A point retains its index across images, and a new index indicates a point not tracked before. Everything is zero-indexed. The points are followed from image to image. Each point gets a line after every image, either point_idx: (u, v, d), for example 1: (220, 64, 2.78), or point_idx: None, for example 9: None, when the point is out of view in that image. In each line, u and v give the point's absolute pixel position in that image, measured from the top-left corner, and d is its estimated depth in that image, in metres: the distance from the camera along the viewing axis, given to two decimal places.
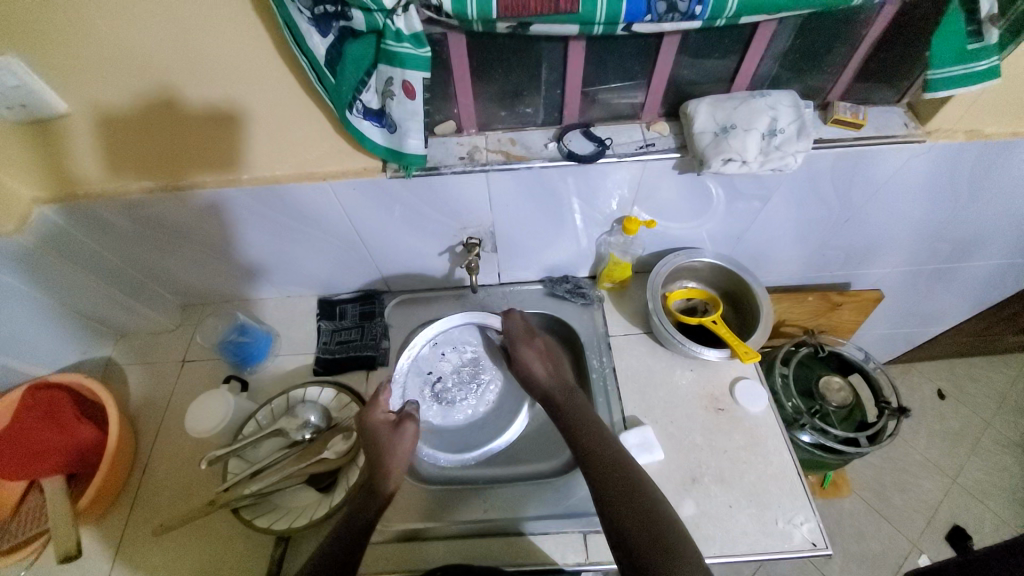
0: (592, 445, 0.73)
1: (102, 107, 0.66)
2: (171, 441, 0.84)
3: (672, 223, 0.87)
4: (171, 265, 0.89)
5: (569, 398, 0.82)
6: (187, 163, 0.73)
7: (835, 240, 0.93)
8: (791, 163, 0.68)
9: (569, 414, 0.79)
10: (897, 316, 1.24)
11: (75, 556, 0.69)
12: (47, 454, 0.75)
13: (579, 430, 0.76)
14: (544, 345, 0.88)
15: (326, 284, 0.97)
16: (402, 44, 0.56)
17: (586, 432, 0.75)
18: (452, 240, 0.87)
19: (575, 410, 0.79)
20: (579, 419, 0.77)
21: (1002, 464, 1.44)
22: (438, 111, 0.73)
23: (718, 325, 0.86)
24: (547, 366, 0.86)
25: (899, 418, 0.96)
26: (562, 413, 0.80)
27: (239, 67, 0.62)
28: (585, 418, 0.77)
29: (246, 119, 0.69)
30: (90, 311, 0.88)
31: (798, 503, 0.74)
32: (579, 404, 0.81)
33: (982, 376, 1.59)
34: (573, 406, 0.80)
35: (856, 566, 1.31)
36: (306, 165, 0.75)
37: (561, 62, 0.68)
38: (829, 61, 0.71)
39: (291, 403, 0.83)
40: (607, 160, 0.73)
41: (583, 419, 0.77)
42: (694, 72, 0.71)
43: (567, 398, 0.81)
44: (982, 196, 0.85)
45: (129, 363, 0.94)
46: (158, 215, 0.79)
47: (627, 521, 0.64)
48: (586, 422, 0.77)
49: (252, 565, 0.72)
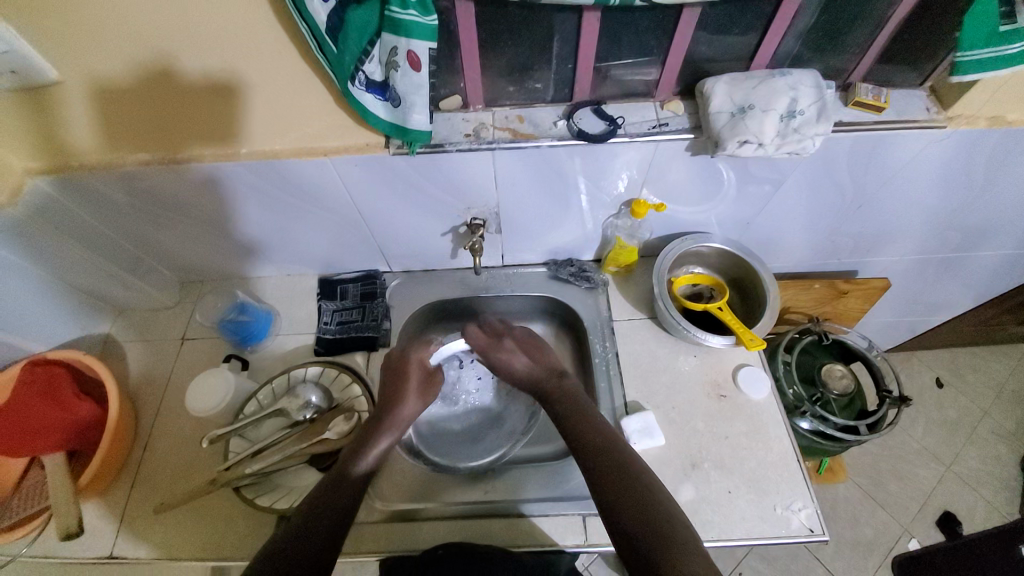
0: (598, 438, 0.72)
1: (94, 72, 0.63)
2: (172, 420, 0.83)
3: (682, 207, 0.85)
4: (168, 240, 0.87)
5: (567, 394, 0.80)
6: (184, 135, 0.70)
7: (845, 228, 0.91)
8: (809, 147, 0.66)
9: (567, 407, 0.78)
10: (902, 305, 1.23)
11: (76, 534, 0.69)
12: (48, 431, 0.74)
13: (578, 421, 0.75)
14: (519, 340, 0.89)
15: (327, 263, 0.95)
16: (408, 11, 0.53)
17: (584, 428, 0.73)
18: (456, 220, 0.85)
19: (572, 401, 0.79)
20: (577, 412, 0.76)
21: (995, 453, 1.46)
22: (444, 85, 0.70)
23: (723, 311, 0.85)
24: (528, 358, 0.87)
25: (900, 408, 0.96)
26: (561, 407, 0.78)
27: (235, 33, 0.59)
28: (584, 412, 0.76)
29: (242, 88, 0.66)
30: (86, 287, 0.86)
31: (797, 490, 0.75)
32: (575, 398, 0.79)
33: (981, 365, 1.60)
34: (569, 401, 0.79)
35: (847, 548, 1.34)
36: (306, 140, 0.72)
37: (573, 35, 0.65)
38: (854, 39, 0.67)
39: (291, 383, 0.82)
40: (618, 140, 0.71)
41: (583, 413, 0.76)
42: (712, 48, 0.68)
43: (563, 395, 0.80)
44: (1000, 184, 0.82)
45: (128, 340, 0.92)
46: (153, 189, 0.76)
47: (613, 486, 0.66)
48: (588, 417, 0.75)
49: (253, 543, 0.72)
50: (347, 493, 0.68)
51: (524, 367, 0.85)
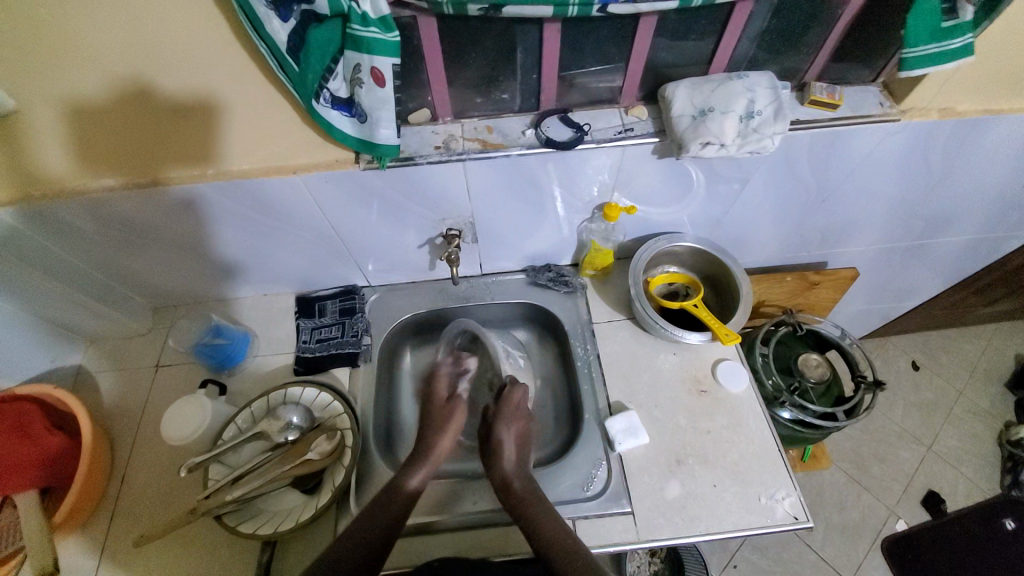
0: (568, 549, 0.62)
1: (52, 100, 0.61)
2: (148, 450, 0.81)
3: (654, 208, 0.87)
4: (137, 266, 0.85)
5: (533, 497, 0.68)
6: (150, 158, 0.69)
7: (812, 221, 0.94)
8: (769, 145, 0.68)
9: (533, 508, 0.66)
10: (873, 293, 1.27)
11: (52, 572, 0.66)
12: (17, 469, 0.69)
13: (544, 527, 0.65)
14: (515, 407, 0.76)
15: (304, 281, 0.94)
16: (369, 28, 0.53)
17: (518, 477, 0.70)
18: (432, 231, 0.85)
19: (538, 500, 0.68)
20: (546, 517, 0.65)
21: (971, 431, 1.51)
22: (411, 98, 0.71)
23: (699, 308, 0.87)
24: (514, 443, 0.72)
25: (875, 392, 0.98)
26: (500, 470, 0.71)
27: (196, 54, 0.59)
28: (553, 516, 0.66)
29: (204, 110, 0.65)
30: (54, 318, 0.84)
31: (780, 479, 0.76)
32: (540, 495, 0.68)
33: (952, 347, 1.65)
34: (535, 499, 0.68)
35: (835, 534, 1.36)
36: (275, 158, 0.71)
37: (536, 46, 0.66)
38: (805, 40, 0.70)
39: (271, 405, 0.80)
40: (586, 146, 0.72)
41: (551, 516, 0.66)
42: (672, 54, 0.70)
43: (531, 493, 0.68)
44: (954, 172, 0.86)
45: (100, 369, 0.90)
46: (120, 215, 0.74)
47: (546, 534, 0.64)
48: (557, 524, 0.65)
49: (240, 571, 0.71)
50: (382, 521, 0.65)
51: (513, 451, 0.72)
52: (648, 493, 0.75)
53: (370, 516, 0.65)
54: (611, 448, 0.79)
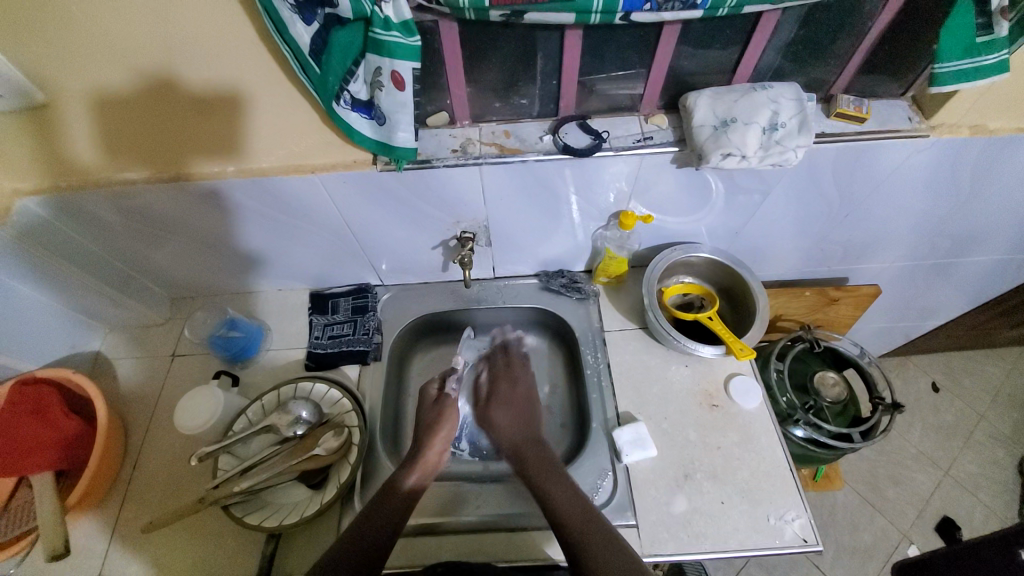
0: (554, 477, 0.70)
1: (83, 94, 0.63)
2: (160, 438, 0.83)
3: (670, 217, 0.86)
4: (158, 257, 0.87)
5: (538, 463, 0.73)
6: (174, 153, 0.71)
7: (835, 235, 0.92)
8: (792, 159, 0.66)
9: (545, 479, 0.70)
10: (895, 310, 1.23)
11: (62, 555, 0.67)
12: (36, 451, 0.72)
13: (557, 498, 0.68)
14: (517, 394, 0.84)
15: (318, 277, 0.95)
16: (390, 32, 0.54)
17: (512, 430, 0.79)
18: (446, 233, 0.86)
19: (542, 465, 0.73)
20: (557, 486, 0.69)
21: (993, 457, 1.46)
22: (430, 101, 0.71)
23: (713, 321, 0.85)
24: (515, 417, 0.81)
25: (893, 414, 0.95)
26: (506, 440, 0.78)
27: (222, 53, 0.60)
28: (560, 480, 0.70)
29: (228, 108, 0.66)
30: (77, 305, 0.86)
31: (790, 499, 0.74)
32: (551, 462, 0.73)
33: (976, 369, 1.60)
34: (547, 472, 0.71)
35: (846, 556, 1.33)
36: (295, 157, 0.72)
37: (557, 52, 0.66)
38: (834, 51, 0.68)
39: (282, 400, 0.81)
40: (604, 154, 0.71)
41: (563, 485, 0.69)
42: (695, 63, 0.69)
43: (538, 457, 0.74)
44: (985, 191, 0.83)
45: (119, 356, 0.92)
46: (143, 207, 0.76)
47: (532, 464, 0.73)
48: (566, 487, 0.69)
49: (244, 561, 0.72)
50: (382, 521, 0.66)
51: (509, 428, 0.79)
52: (653, 506, 0.74)
53: (380, 510, 0.67)
54: (619, 459, 0.78)
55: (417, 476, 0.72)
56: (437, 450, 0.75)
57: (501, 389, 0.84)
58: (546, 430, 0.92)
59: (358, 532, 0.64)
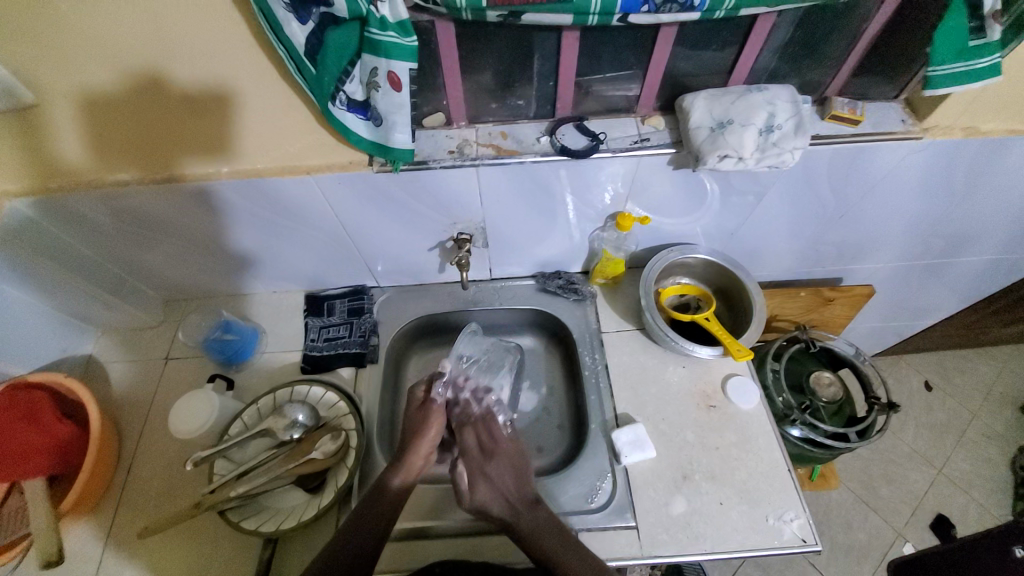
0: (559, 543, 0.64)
1: (74, 94, 0.62)
2: (154, 442, 0.82)
3: (667, 219, 0.86)
4: (152, 259, 0.86)
5: (540, 531, 0.65)
6: (168, 154, 0.70)
7: (829, 236, 0.92)
8: (789, 160, 0.66)
9: (551, 546, 0.64)
10: (888, 310, 1.24)
11: (56, 561, 0.68)
12: (27, 457, 0.70)
13: (571, 567, 0.62)
14: (506, 456, 0.72)
15: (314, 279, 0.94)
16: (386, 33, 0.53)
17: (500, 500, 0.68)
18: (443, 235, 0.85)
19: (549, 534, 0.65)
20: (565, 553, 0.63)
21: (986, 455, 1.47)
22: (426, 102, 0.71)
23: (710, 322, 0.85)
24: (506, 479, 0.70)
25: (888, 414, 0.96)
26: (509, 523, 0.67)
27: (216, 53, 0.59)
28: (570, 548, 0.64)
29: (221, 109, 0.65)
30: (68, 307, 0.85)
31: (788, 500, 0.75)
32: (556, 529, 0.66)
33: (968, 367, 1.61)
34: (548, 534, 0.65)
35: (841, 555, 1.34)
36: (290, 158, 0.72)
37: (554, 53, 0.66)
38: (829, 53, 0.69)
39: (278, 403, 0.80)
40: (601, 155, 0.71)
41: (576, 553, 0.63)
42: (692, 64, 0.69)
43: (536, 525, 0.66)
44: (977, 192, 0.84)
45: (112, 360, 0.91)
46: (137, 209, 0.76)
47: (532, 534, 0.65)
48: (577, 557, 0.63)
49: (241, 566, 0.71)
50: (379, 524, 0.66)
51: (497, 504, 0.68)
52: (652, 507, 0.74)
53: (377, 511, 0.67)
54: (617, 460, 0.78)
55: (407, 477, 0.70)
56: (425, 453, 0.72)
57: (479, 462, 0.71)
58: (543, 431, 0.92)
59: (356, 533, 0.64)
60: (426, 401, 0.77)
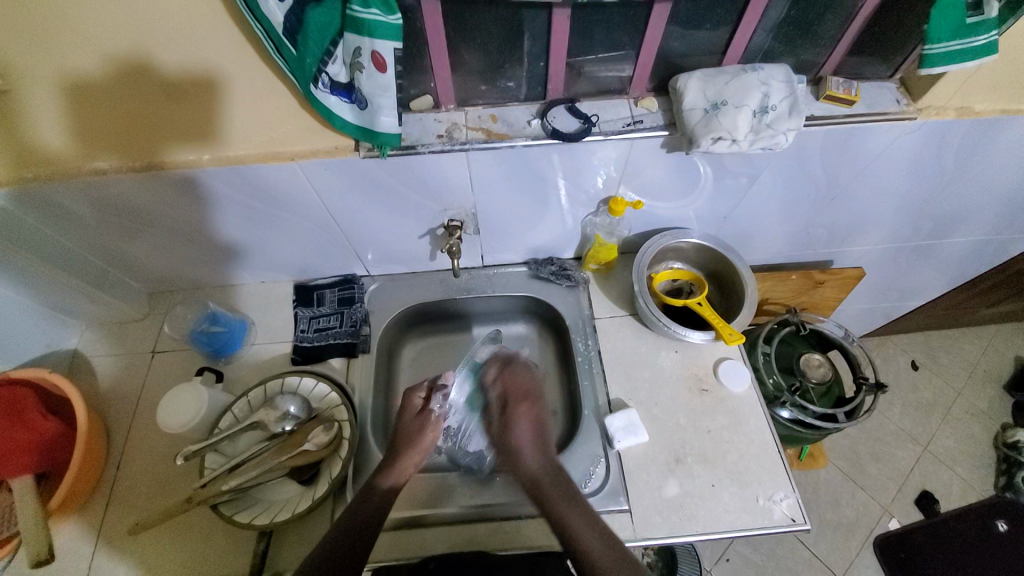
0: (575, 508, 0.66)
1: (46, 78, 0.59)
2: (144, 438, 0.81)
3: (660, 203, 0.85)
4: (134, 251, 0.83)
5: (557, 495, 0.67)
6: (145, 141, 0.67)
7: (821, 219, 0.92)
8: (783, 142, 0.65)
9: (563, 507, 0.66)
10: (877, 292, 1.26)
11: (46, 560, 0.66)
12: (15, 453, 0.69)
13: (585, 542, 0.63)
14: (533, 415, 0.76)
15: (302, 268, 0.93)
16: (369, 10, 0.51)
17: (524, 459, 0.72)
18: (433, 222, 0.84)
19: (569, 508, 0.66)
20: (575, 514, 0.65)
21: (970, 432, 1.51)
22: (413, 85, 0.69)
23: (703, 306, 0.85)
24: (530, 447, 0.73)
25: (876, 394, 0.97)
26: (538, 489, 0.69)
27: (187, 29, 0.56)
28: (584, 514, 0.65)
29: (197, 93, 0.63)
30: (50, 302, 0.83)
31: (778, 480, 0.76)
32: (573, 495, 0.68)
33: (953, 347, 1.64)
34: (565, 499, 0.67)
35: (830, 531, 1.37)
36: (272, 144, 0.69)
37: (544, 33, 0.64)
38: (824, 32, 0.67)
39: (269, 395, 0.79)
40: (593, 139, 0.70)
41: (590, 527, 0.64)
42: (685, 43, 0.67)
43: (560, 490, 0.68)
44: (968, 173, 0.84)
45: (96, 354, 0.89)
46: (116, 198, 0.73)
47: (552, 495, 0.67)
48: (589, 523, 0.64)
49: (234, 561, 0.71)
50: (370, 520, 0.65)
51: (531, 460, 0.71)
52: (646, 490, 0.75)
53: (370, 511, 0.66)
54: (610, 445, 0.78)
55: (400, 477, 0.70)
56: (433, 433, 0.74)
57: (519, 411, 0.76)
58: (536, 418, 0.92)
59: (352, 526, 0.64)
60: (423, 410, 0.76)
